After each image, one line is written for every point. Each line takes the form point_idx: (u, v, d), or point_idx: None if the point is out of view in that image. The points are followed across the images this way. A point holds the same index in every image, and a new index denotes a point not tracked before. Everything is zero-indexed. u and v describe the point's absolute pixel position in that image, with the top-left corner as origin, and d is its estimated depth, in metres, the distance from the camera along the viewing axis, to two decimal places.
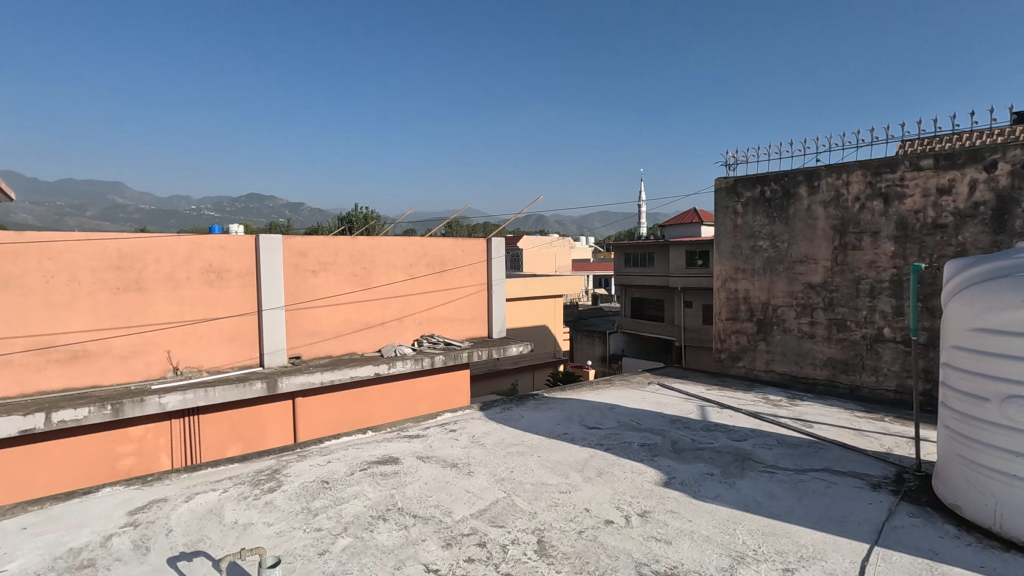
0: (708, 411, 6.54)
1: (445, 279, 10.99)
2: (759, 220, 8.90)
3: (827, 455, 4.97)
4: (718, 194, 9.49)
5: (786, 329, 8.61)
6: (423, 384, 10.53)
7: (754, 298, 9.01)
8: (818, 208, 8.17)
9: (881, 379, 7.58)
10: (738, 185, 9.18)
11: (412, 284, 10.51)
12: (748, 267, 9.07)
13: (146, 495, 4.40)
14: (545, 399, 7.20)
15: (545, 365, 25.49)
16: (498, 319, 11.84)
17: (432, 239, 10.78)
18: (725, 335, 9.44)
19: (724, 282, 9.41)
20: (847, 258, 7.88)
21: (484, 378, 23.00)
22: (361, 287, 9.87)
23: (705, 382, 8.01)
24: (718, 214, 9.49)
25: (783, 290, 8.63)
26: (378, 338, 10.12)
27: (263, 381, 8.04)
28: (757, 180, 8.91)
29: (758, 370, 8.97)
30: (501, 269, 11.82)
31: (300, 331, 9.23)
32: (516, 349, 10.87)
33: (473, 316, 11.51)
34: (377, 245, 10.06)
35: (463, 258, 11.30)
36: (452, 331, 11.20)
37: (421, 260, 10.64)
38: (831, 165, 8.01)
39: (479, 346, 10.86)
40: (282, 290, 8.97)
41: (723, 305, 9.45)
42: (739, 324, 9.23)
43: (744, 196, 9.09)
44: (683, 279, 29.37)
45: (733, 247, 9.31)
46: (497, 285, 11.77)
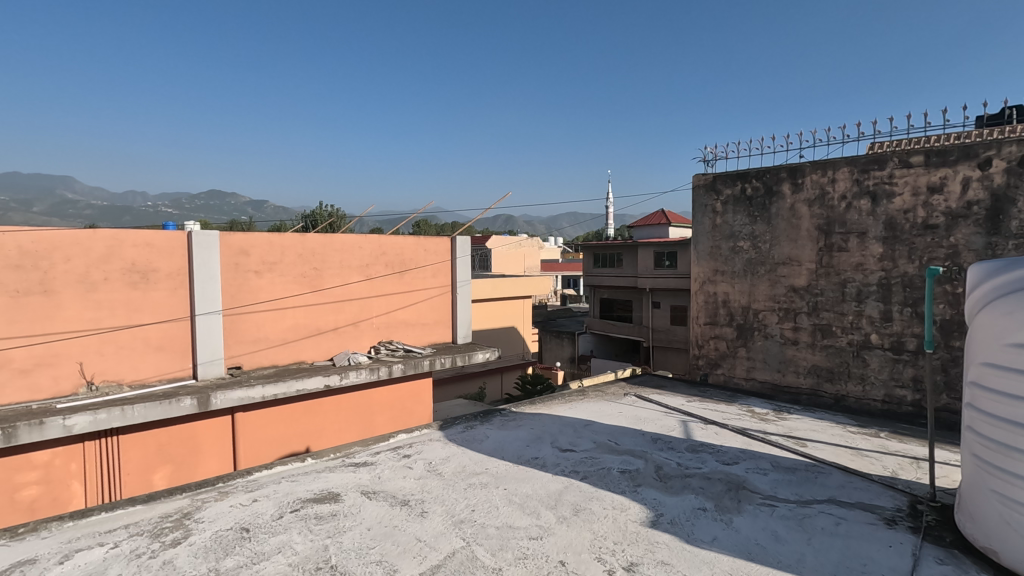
0: (691, 428, 5.96)
1: (405, 281, 10.16)
2: (739, 219, 8.41)
3: (829, 482, 4.42)
4: (696, 191, 8.98)
5: (767, 335, 8.16)
6: (381, 394, 9.73)
7: (733, 302, 8.52)
8: (802, 207, 7.72)
9: (868, 389, 7.17)
10: (717, 182, 8.69)
11: (368, 286, 9.66)
12: (728, 269, 8.58)
13: (11, 555, 3.50)
14: (513, 415, 6.50)
15: (513, 367, 24.88)
16: (463, 323, 11.07)
17: (390, 237, 9.95)
18: (703, 341, 8.93)
19: (702, 284, 8.90)
20: (832, 260, 7.44)
21: (449, 381, 22.21)
22: (311, 289, 8.98)
23: (684, 393, 7.45)
24: (695, 213, 8.98)
25: (765, 294, 8.16)
26: (330, 345, 9.23)
27: (193, 396, 7.05)
28: (737, 177, 8.45)
29: (738, 378, 8.49)
30: (466, 270, 11.07)
31: (240, 338, 8.28)
32: (482, 355, 10.14)
33: (436, 320, 10.71)
34: (330, 243, 9.17)
35: (426, 257, 10.50)
36: (414, 336, 10.38)
37: (379, 259, 9.80)
38: (816, 161, 7.57)
39: (442, 353, 10.06)
40: (219, 293, 8.00)
41: (701, 309, 8.94)
42: (718, 329, 8.72)
43: (723, 194, 8.61)
44: (652, 280, 29.12)
45: (711, 247, 8.78)
46: (462, 287, 11.01)
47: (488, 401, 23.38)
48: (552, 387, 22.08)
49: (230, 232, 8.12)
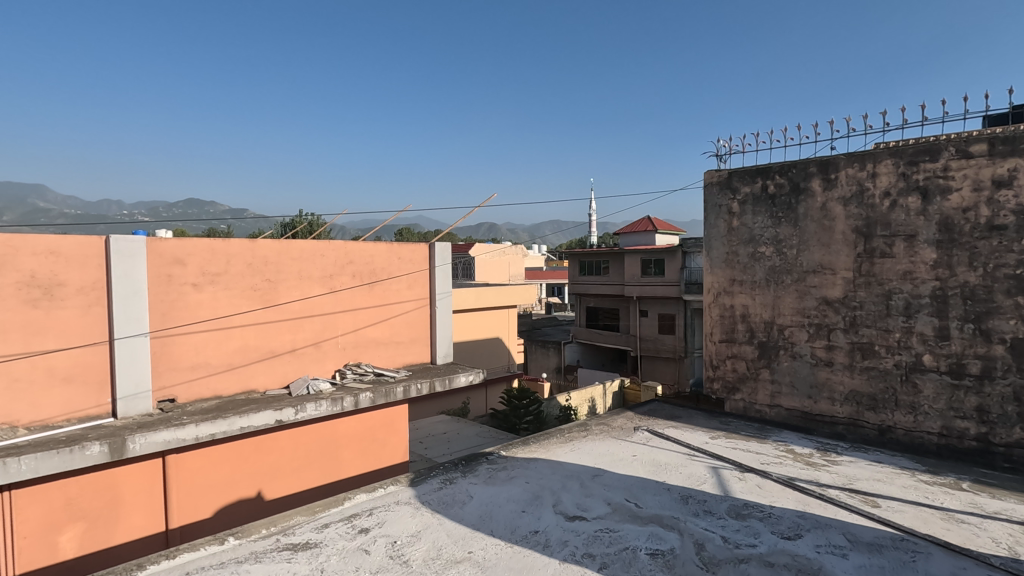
0: (726, 478, 4.77)
1: (376, 293, 8.88)
2: (760, 221, 7.31)
3: (936, 571, 3.26)
4: (708, 189, 7.88)
5: (794, 355, 7.04)
6: (348, 426, 8.44)
7: (754, 317, 7.41)
8: (835, 206, 6.65)
9: (921, 420, 6.08)
10: (733, 179, 7.60)
11: (332, 300, 8.36)
12: (747, 278, 7.47)
13: None
14: (502, 462, 5.24)
15: (498, 381, 23.62)
16: (442, 340, 9.79)
17: (358, 243, 8.65)
18: (718, 362, 7.80)
19: (716, 296, 7.79)
20: (874, 268, 6.36)
21: (429, 397, 20.88)
22: (263, 305, 7.65)
23: (705, 427, 6.28)
24: (707, 213, 7.87)
25: (792, 307, 7.06)
26: (287, 370, 7.89)
27: (105, 441, 5.65)
28: (756, 174, 7.36)
29: (761, 405, 7.36)
30: (446, 280, 9.82)
31: (175, 365, 6.89)
32: (465, 378, 8.88)
33: (412, 337, 9.42)
34: (286, 250, 7.85)
35: (400, 266, 9.21)
36: (386, 356, 9.07)
37: (345, 269, 8.51)
38: (852, 152, 6.52)
39: (419, 376, 8.78)
40: (147, 311, 6.62)
41: (715, 324, 7.82)
42: (736, 348, 7.61)
43: (740, 193, 7.51)
44: (640, 288, 28.15)
45: (727, 254, 7.67)
46: (441, 300, 9.75)
47: (472, 416, 22.07)
48: (539, 402, 20.85)
49: (161, 237, 6.76)
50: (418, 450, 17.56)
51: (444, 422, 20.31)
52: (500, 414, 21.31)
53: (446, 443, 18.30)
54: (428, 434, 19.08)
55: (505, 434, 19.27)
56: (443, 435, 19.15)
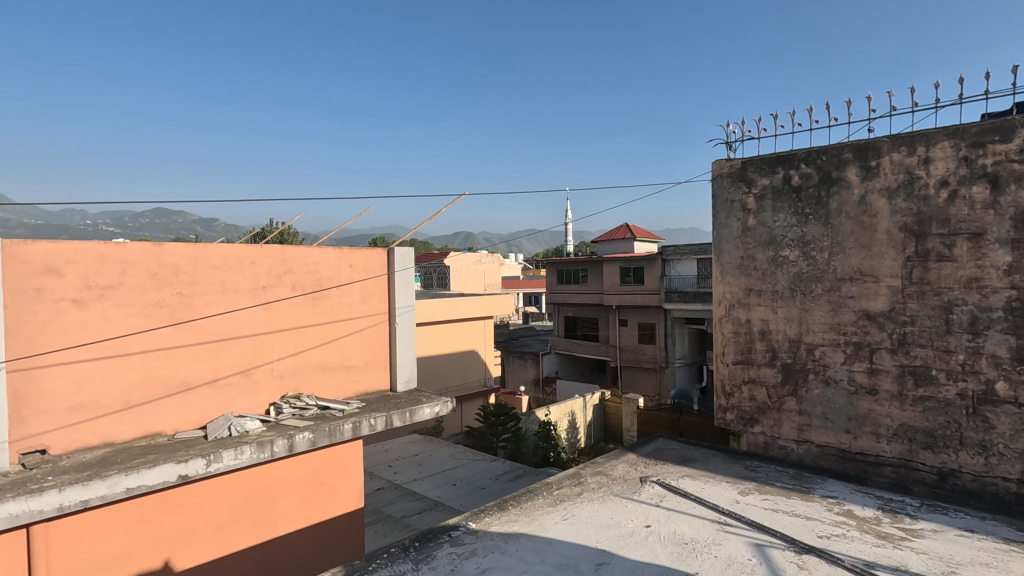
0: (779, 566, 3.44)
1: (321, 308, 7.41)
2: (782, 219, 6.12)
3: None
4: (717, 182, 6.67)
5: (827, 380, 5.82)
6: (287, 471, 6.93)
7: (776, 334, 6.19)
8: (878, 199, 5.47)
9: (994, 463, 4.89)
10: (748, 169, 6.40)
11: (266, 317, 6.85)
12: (766, 288, 6.26)
13: None
14: (472, 545, 3.81)
15: (474, 396, 22.11)
16: (405, 363, 8.31)
17: (299, 247, 7.17)
18: (732, 388, 6.55)
19: (729, 308, 6.55)
20: (929, 274, 5.19)
21: None
22: (173, 325, 6.10)
23: (730, 478, 4.96)
24: (717, 211, 6.65)
25: (823, 322, 5.84)
26: (205, 406, 6.33)
27: None
28: (777, 163, 6.17)
29: (786, 440, 6.12)
30: (410, 291, 8.35)
31: (47, 407, 5.28)
32: (429, 410, 7.45)
33: (367, 359, 7.95)
34: (204, 256, 6.33)
35: (351, 275, 7.74)
36: (335, 384, 7.57)
37: (282, 279, 7.01)
38: (899, 134, 5.36)
39: (373, 408, 7.29)
40: (3, 336, 5.01)
41: (727, 343, 6.57)
42: (754, 371, 6.37)
43: (758, 186, 6.31)
44: (619, 297, 27.04)
45: (741, 258, 6.44)
46: (402, 315, 8.28)
47: (446, 435, 20.51)
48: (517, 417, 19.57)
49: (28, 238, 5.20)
50: (386, 476, 15.96)
51: (415, 443, 18.74)
52: (475, 431, 19.82)
53: (417, 467, 16.71)
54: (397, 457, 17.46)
55: (481, 455, 17.80)
56: (414, 457, 17.58)
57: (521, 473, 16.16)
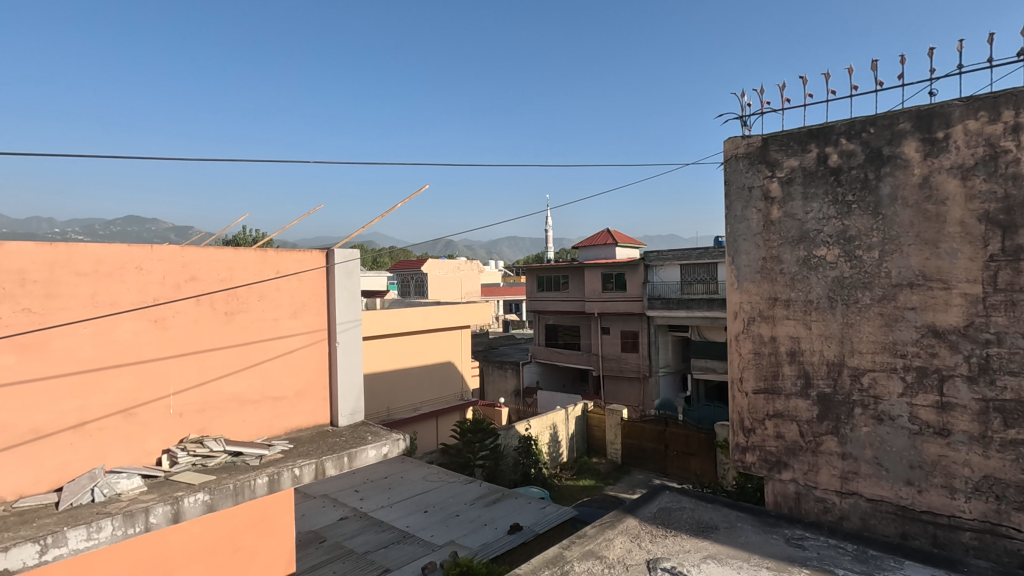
0: None
1: (237, 326, 5.90)
2: (816, 209, 4.82)
3: None
4: (730, 164, 5.34)
5: (880, 416, 4.52)
6: (187, 539, 5.41)
7: (809, 355, 4.88)
8: (947, 180, 4.19)
9: None
10: (770, 148, 5.10)
11: (159, 339, 5.32)
12: (797, 297, 4.94)
13: None
14: None
15: (452, 411, 20.51)
16: (349, 390, 6.80)
17: (205, 249, 5.65)
18: (752, 423, 5.22)
19: (748, 323, 5.22)
20: (1022, 278, 3.90)
21: None
22: (18, 353, 4.52)
23: (770, 562, 3.58)
24: (731, 200, 5.32)
25: (874, 340, 4.54)
26: (67, 460, 4.75)
27: None
28: (809, 139, 4.87)
29: (825, 492, 4.79)
30: (355, 302, 6.86)
31: None
32: (372, 452, 5.97)
33: (299, 388, 6.44)
34: (66, 260, 4.77)
35: (278, 283, 6.23)
36: (257, 419, 6.03)
37: (181, 289, 5.47)
38: (975, 95, 4.09)
39: (303, 451, 5.76)
40: None
41: (746, 366, 5.25)
42: (781, 402, 5.04)
43: (785, 168, 5.00)
44: (601, 304, 25.81)
45: (764, 260, 5.12)
46: (345, 331, 6.78)
47: (420, 454, 18.88)
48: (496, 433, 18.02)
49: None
50: (351, 502, 14.26)
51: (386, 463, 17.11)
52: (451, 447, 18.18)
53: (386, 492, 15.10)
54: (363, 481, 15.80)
55: (456, 477, 16.22)
56: (383, 480, 15.92)
57: (499, 496, 14.61)
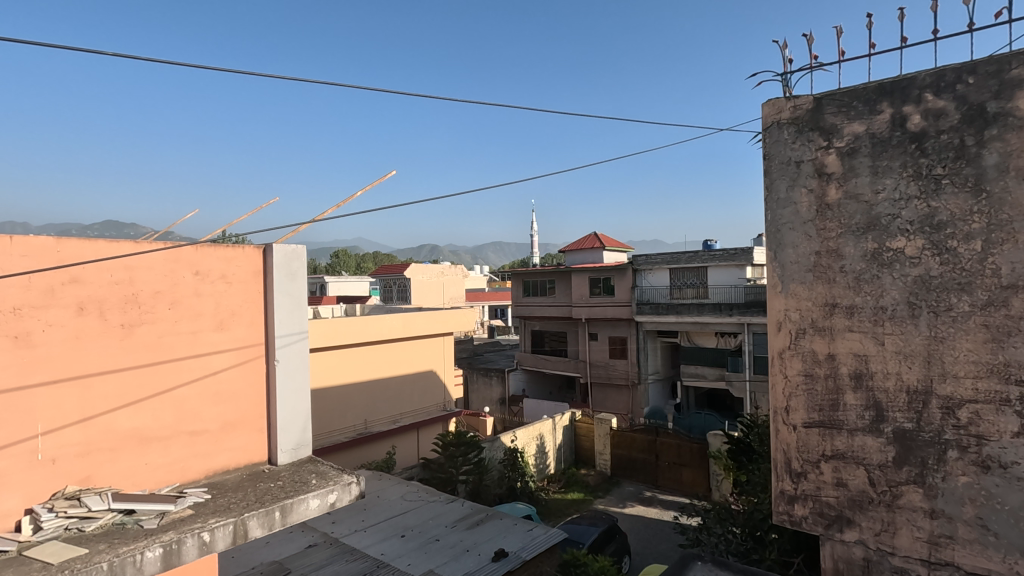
0: None
1: (139, 342, 4.58)
2: (890, 188, 3.69)
3: None
4: (771, 133, 4.18)
5: (985, 463, 3.38)
6: None
7: (881, 379, 3.73)
8: None
9: None
10: (824, 111, 3.95)
11: (23, 361, 3.99)
12: (864, 302, 3.79)
13: None
14: None
15: (434, 422, 18.87)
16: (293, 421, 5.49)
17: (93, 243, 4.34)
18: (802, 466, 4.05)
19: (798, 336, 4.05)
20: None
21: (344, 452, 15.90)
22: None
23: None
24: (772, 179, 4.17)
25: (978, 361, 3.40)
26: None
27: None
28: (879, 97, 3.73)
29: (905, 559, 3.64)
30: (301, 312, 5.59)
31: None
32: (314, 501, 4.68)
33: (226, 419, 5.12)
34: None
35: (196, 288, 4.93)
36: (167, 463, 4.71)
37: (56, 295, 4.14)
38: None
39: (222, 505, 4.44)
40: None
41: (794, 393, 4.08)
42: (843, 438, 3.88)
43: (846, 135, 3.86)
44: (588, 309, 24.67)
45: (818, 254, 3.97)
46: (288, 346, 5.49)
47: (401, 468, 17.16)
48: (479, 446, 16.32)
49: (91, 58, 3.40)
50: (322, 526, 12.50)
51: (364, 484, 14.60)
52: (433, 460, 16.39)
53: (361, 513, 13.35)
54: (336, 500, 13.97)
55: (437, 496, 14.36)
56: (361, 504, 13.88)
57: (483, 518, 13.02)
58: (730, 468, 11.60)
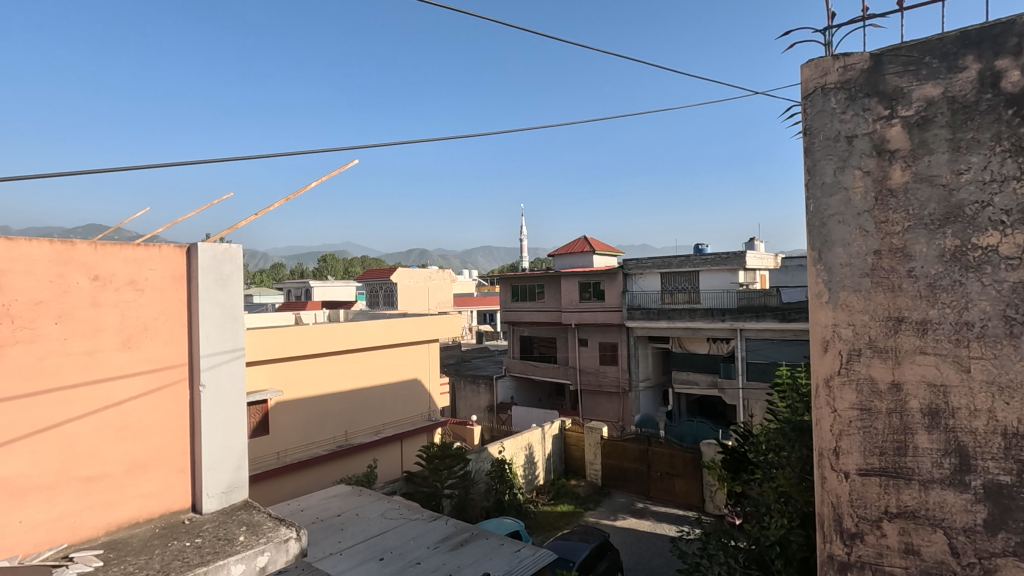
0: None
1: (11, 366, 3.59)
2: (978, 167, 2.83)
3: None
4: (812, 102, 3.31)
5: None
6: None
7: (968, 415, 2.87)
8: None
9: None
10: (884, 71, 3.09)
11: None
12: (942, 315, 2.93)
13: None
14: None
15: (421, 432, 17.02)
16: (223, 458, 4.52)
17: None
18: (859, 526, 3.16)
19: (851, 357, 3.17)
20: None
21: (318, 468, 13.94)
22: None
23: None
24: (815, 159, 3.30)
25: None
26: None
27: None
28: (962, 49, 2.88)
29: None
30: (235, 327, 4.62)
31: None
32: (236, 567, 3.69)
33: (136, 460, 4.14)
34: None
35: (91, 299, 3.93)
36: (48, 520, 3.71)
37: None
38: None
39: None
40: None
41: (846, 431, 3.20)
42: (914, 491, 3.01)
43: (914, 101, 3.01)
44: (578, 315, 23.75)
45: (878, 253, 3.10)
46: (218, 368, 4.52)
47: (382, 482, 15.29)
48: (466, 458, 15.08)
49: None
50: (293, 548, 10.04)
51: (340, 498, 12.54)
52: (417, 474, 15.04)
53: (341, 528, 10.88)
54: (313, 510, 11.64)
55: (423, 513, 11.90)
56: (337, 519, 11.39)
57: (470, 537, 10.73)
58: (723, 479, 10.78)
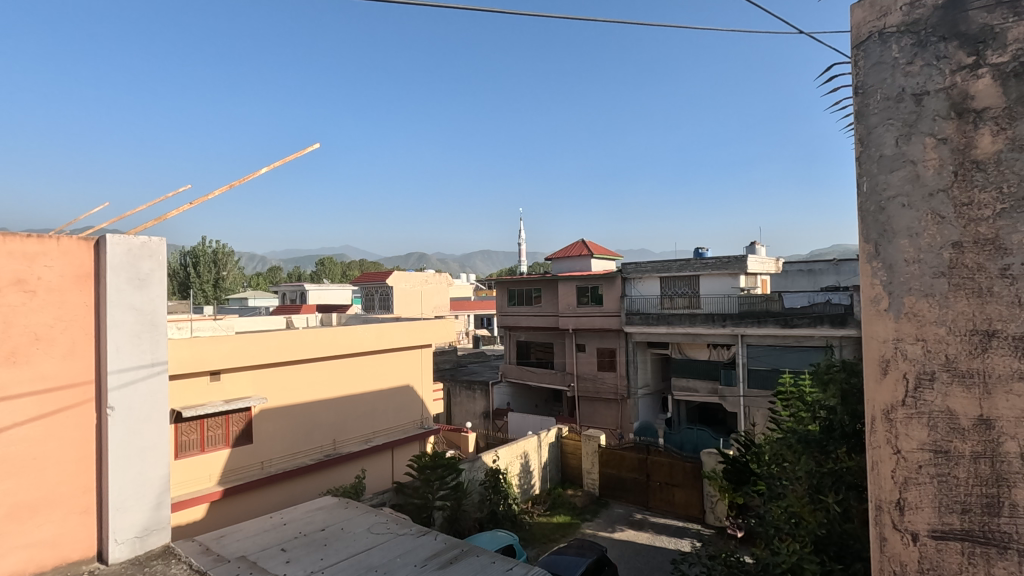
0: None
1: None
2: None
3: None
4: (866, 52, 2.60)
5: None
6: None
7: None
8: None
9: None
10: (965, 6, 2.37)
11: None
12: None
13: None
14: None
15: (414, 439, 16.11)
16: (138, 496, 3.75)
17: None
18: None
19: (922, 381, 2.41)
20: None
21: (305, 478, 13.00)
22: None
23: None
24: (872, 125, 2.57)
25: None
26: None
27: None
28: None
29: None
30: (156, 339, 3.89)
31: None
32: None
33: (22, 500, 3.35)
34: None
35: None
36: None
37: None
38: None
39: None
40: None
41: (914, 478, 2.44)
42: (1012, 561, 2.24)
43: (1010, 43, 2.26)
44: (576, 320, 22.98)
45: (959, 244, 2.35)
46: (133, 386, 3.76)
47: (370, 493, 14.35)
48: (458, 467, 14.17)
49: None
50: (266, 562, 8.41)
51: (325, 511, 11.01)
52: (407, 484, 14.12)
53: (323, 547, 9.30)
54: (294, 523, 10.20)
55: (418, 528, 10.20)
56: (320, 535, 9.78)
57: (462, 552, 8.99)
58: (725, 490, 10.04)
